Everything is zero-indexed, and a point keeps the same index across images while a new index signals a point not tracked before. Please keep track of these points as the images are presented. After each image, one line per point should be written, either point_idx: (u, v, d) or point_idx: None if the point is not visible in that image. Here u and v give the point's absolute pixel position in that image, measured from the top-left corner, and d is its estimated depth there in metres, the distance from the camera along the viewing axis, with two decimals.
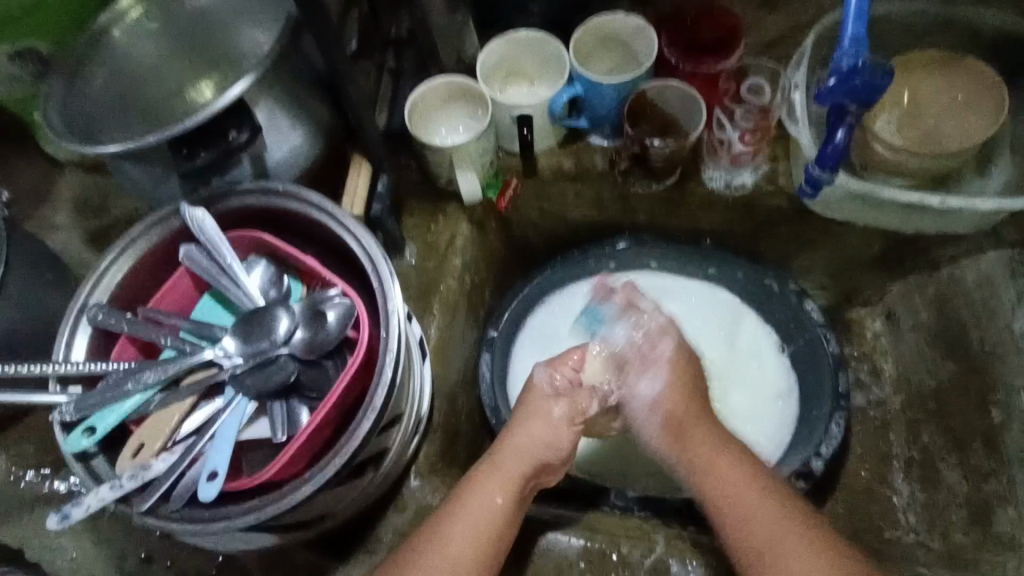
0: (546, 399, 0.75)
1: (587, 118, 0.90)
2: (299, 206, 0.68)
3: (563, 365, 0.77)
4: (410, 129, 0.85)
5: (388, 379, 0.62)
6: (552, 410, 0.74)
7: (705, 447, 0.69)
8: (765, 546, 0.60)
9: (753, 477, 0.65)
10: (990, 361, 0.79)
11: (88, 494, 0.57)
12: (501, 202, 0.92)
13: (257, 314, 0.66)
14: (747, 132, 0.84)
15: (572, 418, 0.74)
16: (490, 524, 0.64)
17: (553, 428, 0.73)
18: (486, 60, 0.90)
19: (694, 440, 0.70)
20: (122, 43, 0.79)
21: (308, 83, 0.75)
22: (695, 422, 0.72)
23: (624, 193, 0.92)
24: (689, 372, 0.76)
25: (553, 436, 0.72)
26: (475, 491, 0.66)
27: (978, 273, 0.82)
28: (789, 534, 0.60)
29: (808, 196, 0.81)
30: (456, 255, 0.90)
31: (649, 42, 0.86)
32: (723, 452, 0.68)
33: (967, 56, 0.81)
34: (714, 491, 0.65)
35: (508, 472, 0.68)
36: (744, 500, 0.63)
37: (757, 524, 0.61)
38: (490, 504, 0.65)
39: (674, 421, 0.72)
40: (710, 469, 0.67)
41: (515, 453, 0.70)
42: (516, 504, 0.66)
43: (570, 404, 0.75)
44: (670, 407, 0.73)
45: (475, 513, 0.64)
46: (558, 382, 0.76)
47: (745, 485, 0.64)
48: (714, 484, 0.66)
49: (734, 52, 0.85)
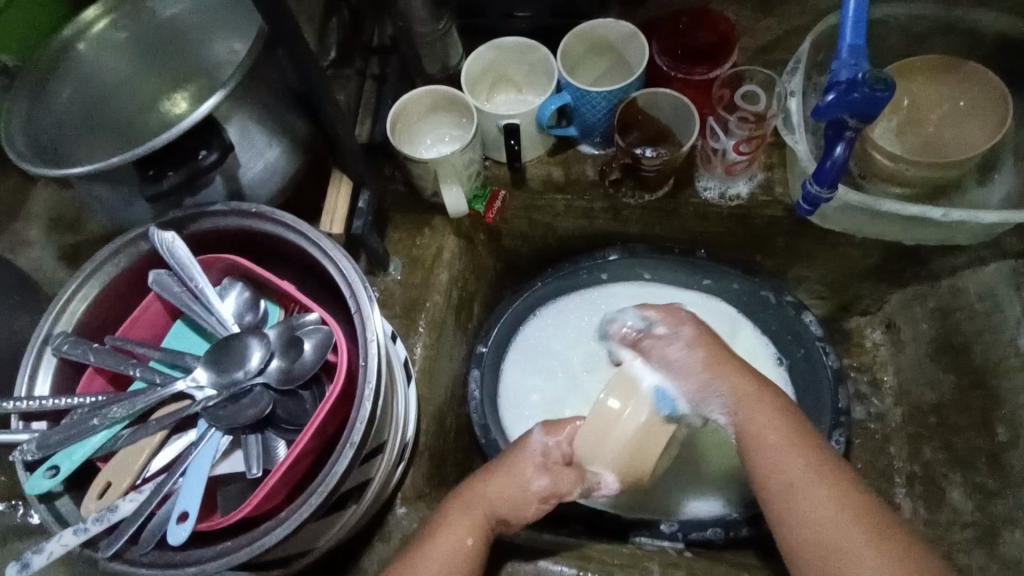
0: (522, 458, 0.65)
1: (577, 127, 0.87)
2: (274, 229, 0.65)
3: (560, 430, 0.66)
4: (392, 141, 0.82)
5: (367, 411, 0.58)
6: (532, 483, 0.64)
7: (743, 379, 0.62)
8: (788, 486, 0.56)
9: (787, 418, 0.60)
10: (994, 376, 0.76)
11: (51, 539, 0.53)
12: (488, 215, 0.90)
13: (230, 342, 0.62)
14: (742, 142, 0.81)
15: (545, 497, 0.64)
16: (458, 566, 0.60)
17: (522, 503, 0.64)
18: (471, 68, 0.86)
19: (726, 367, 0.63)
20: (89, 56, 0.75)
21: (283, 97, 0.71)
22: (727, 361, 0.63)
23: (614, 204, 0.88)
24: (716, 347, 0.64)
25: (527, 495, 0.64)
26: (442, 532, 0.62)
27: (980, 285, 0.79)
28: (815, 480, 0.56)
29: (806, 212, 0.78)
30: (442, 270, 0.87)
31: (639, 48, 0.83)
32: (761, 387, 0.62)
33: (968, 61, 0.77)
34: (747, 425, 0.60)
35: (478, 511, 0.63)
36: (772, 437, 0.59)
37: (785, 465, 0.57)
38: (460, 548, 0.61)
39: (713, 366, 0.62)
40: (746, 400, 0.61)
41: (484, 494, 0.64)
42: (487, 545, 0.62)
43: (552, 480, 0.64)
44: (698, 368, 0.62)
45: (444, 557, 0.60)
46: (550, 450, 0.65)
47: (774, 426, 0.59)
48: (748, 416, 0.61)
49: (729, 57, 0.82)
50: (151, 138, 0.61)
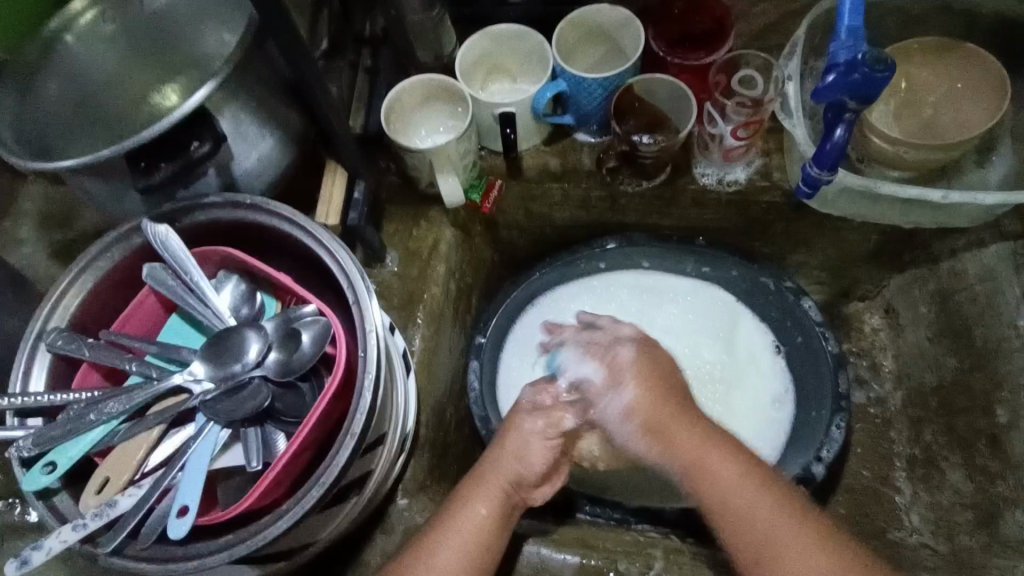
0: (522, 420, 0.68)
1: (573, 115, 0.86)
2: (269, 220, 0.64)
3: (547, 388, 0.69)
4: (387, 132, 0.81)
5: (367, 402, 0.58)
6: (526, 427, 0.67)
7: (670, 417, 0.61)
8: (766, 550, 0.55)
9: (747, 474, 0.58)
10: (994, 358, 0.76)
11: (50, 536, 0.53)
12: (484, 204, 0.89)
13: (227, 335, 0.62)
14: (739, 127, 0.80)
15: (546, 432, 0.66)
16: (477, 536, 0.62)
17: (525, 443, 0.66)
18: (465, 57, 0.85)
19: (663, 418, 0.61)
20: (77, 47, 0.75)
21: (276, 87, 0.70)
22: (666, 402, 0.62)
23: (612, 192, 0.88)
24: (657, 375, 0.64)
25: (524, 443, 0.66)
26: (458, 507, 0.63)
27: (979, 267, 0.79)
28: (792, 541, 0.55)
29: (805, 196, 0.77)
30: (440, 261, 0.86)
31: (635, 35, 0.82)
32: (706, 440, 0.60)
33: (967, 43, 0.77)
34: (708, 490, 0.59)
35: (491, 481, 0.64)
36: (735, 501, 0.57)
37: (756, 529, 0.56)
38: (474, 518, 0.62)
39: (651, 421, 0.61)
40: (697, 457, 0.59)
41: (494, 462, 0.66)
42: (502, 514, 0.64)
43: (547, 418, 0.67)
44: (644, 412, 0.62)
45: (460, 528, 0.62)
46: (539, 401, 0.69)
47: (739, 482, 0.58)
48: (711, 472, 0.59)
49: (726, 43, 0.82)
50: (141, 130, 0.60)
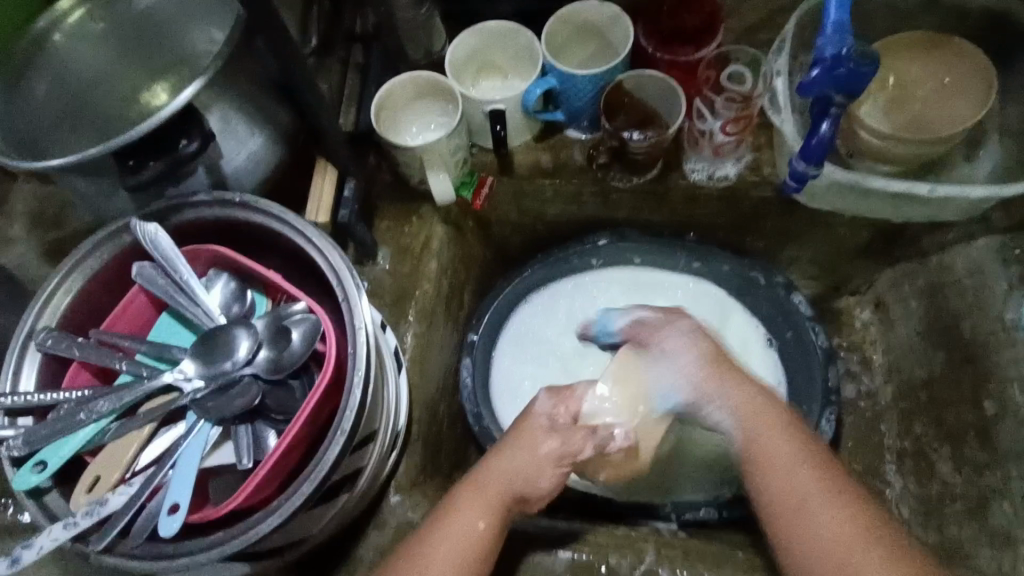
0: (536, 432, 0.67)
1: (564, 112, 0.86)
2: (259, 218, 0.64)
3: (567, 403, 0.70)
4: (377, 129, 0.81)
5: (357, 399, 0.58)
6: (540, 446, 0.66)
7: (745, 394, 0.65)
8: (799, 501, 0.58)
9: (792, 437, 0.62)
10: (982, 351, 0.76)
11: (40, 535, 0.53)
12: (476, 202, 0.89)
13: (217, 333, 0.62)
14: (729, 123, 0.81)
15: (558, 458, 0.66)
16: (473, 548, 0.60)
17: (538, 465, 0.65)
18: (455, 54, 0.86)
19: (741, 391, 0.66)
20: (66, 47, 0.74)
21: (264, 84, 0.70)
22: (738, 371, 0.68)
23: (604, 188, 0.88)
24: (715, 355, 0.69)
25: (536, 459, 0.65)
26: (453, 518, 0.61)
27: (968, 260, 0.80)
28: (827, 496, 0.57)
29: (793, 190, 0.78)
30: (431, 258, 0.86)
31: (625, 30, 0.82)
32: (763, 404, 0.65)
33: (955, 37, 0.78)
34: (756, 442, 0.62)
35: (489, 493, 0.63)
36: (779, 456, 0.60)
37: (792, 483, 0.59)
38: (471, 532, 0.60)
39: (714, 366, 0.68)
40: (752, 419, 0.64)
41: (496, 475, 0.64)
42: (498, 528, 0.62)
43: (562, 441, 0.66)
44: (699, 372, 0.68)
45: (456, 542, 0.60)
46: (556, 416, 0.69)
47: (784, 442, 0.61)
48: (758, 431, 0.63)
49: (715, 38, 0.82)
50: (129, 128, 0.60)
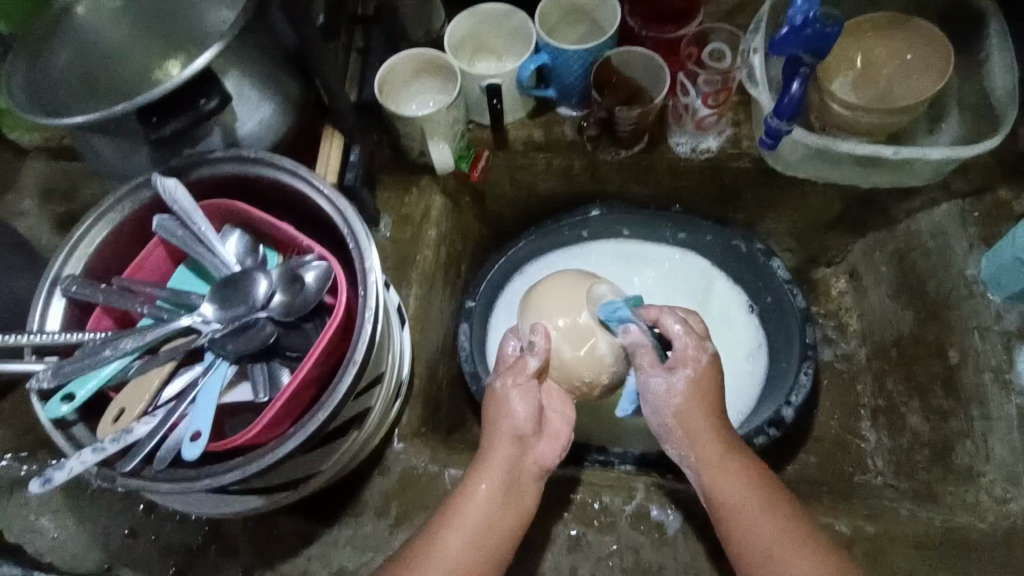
0: (505, 389, 0.70)
1: (555, 89, 0.91)
2: (274, 174, 0.69)
3: (514, 369, 0.71)
4: (381, 100, 0.87)
5: (368, 334, 0.62)
6: (512, 406, 0.69)
7: (710, 443, 0.66)
8: (766, 555, 0.60)
9: (756, 485, 0.64)
10: (946, 306, 0.82)
11: (70, 458, 0.56)
12: (473, 173, 0.93)
13: (235, 279, 0.66)
14: (709, 96, 0.86)
15: (530, 417, 0.69)
16: (490, 514, 0.64)
17: (518, 420, 0.68)
18: (453, 33, 0.91)
19: (703, 443, 0.66)
20: (87, 19, 0.78)
21: (276, 55, 0.75)
22: (706, 418, 0.67)
23: (593, 161, 0.94)
24: (702, 401, 0.67)
25: (512, 411, 0.69)
26: (463, 489, 0.65)
27: (932, 224, 0.85)
28: (796, 546, 0.59)
29: (768, 147, 0.84)
30: (431, 227, 0.91)
31: (610, 10, 0.88)
32: (728, 457, 0.65)
33: (914, 17, 0.84)
34: (718, 496, 0.64)
35: (492, 460, 0.66)
36: (748, 509, 0.62)
37: (762, 535, 0.60)
38: (476, 498, 0.64)
39: (685, 412, 0.67)
40: (715, 474, 0.65)
41: (492, 435, 0.68)
42: (504, 492, 0.65)
43: (528, 403, 0.69)
44: (682, 401, 0.67)
45: (465, 513, 0.63)
46: (509, 383, 0.71)
47: (748, 496, 0.63)
48: (723, 486, 0.64)
49: (695, 18, 0.89)
50: (152, 87, 0.64)
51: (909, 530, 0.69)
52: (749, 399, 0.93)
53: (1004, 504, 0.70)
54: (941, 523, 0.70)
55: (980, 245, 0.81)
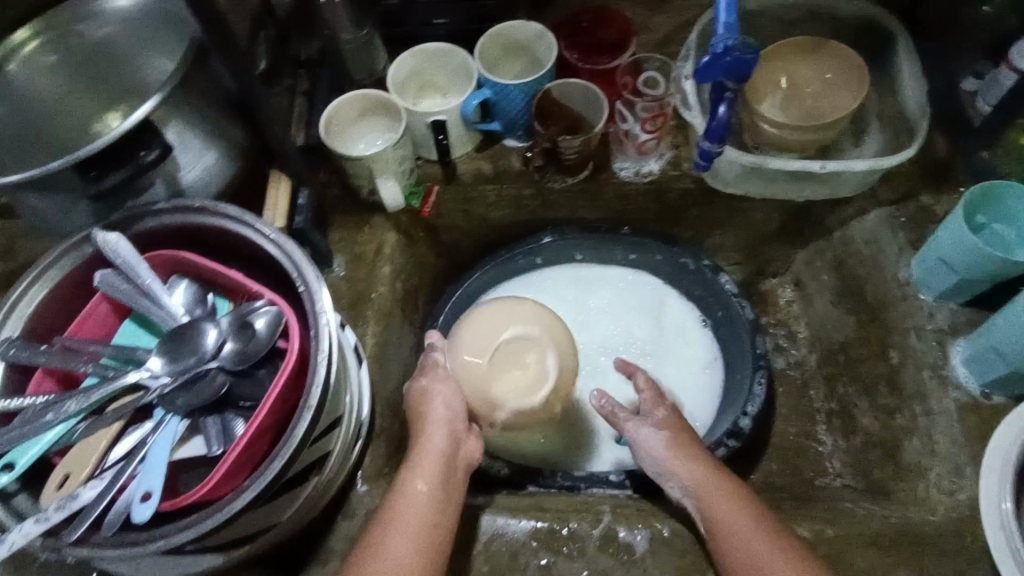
0: (430, 389, 0.72)
1: (500, 123, 0.94)
2: (222, 222, 0.68)
3: (435, 376, 0.73)
4: (326, 142, 0.87)
5: (322, 375, 0.61)
6: (435, 399, 0.71)
7: (701, 470, 0.68)
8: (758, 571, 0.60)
9: (747, 506, 0.65)
10: (884, 308, 0.86)
11: (12, 531, 0.54)
12: (424, 209, 0.95)
13: (183, 330, 0.65)
14: (647, 121, 0.91)
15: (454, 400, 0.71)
16: (427, 513, 0.63)
17: (447, 414, 0.70)
18: (396, 74, 0.92)
19: (681, 467, 0.68)
20: (22, 76, 0.76)
21: (217, 102, 0.75)
22: (694, 455, 0.69)
23: (542, 190, 0.96)
24: (688, 441, 0.71)
25: (444, 410, 0.70)
26: (399, 489, 0.65)
27: (864, 232, 0.90)
28: (782, 551, 0.61)
29: (703, 169, 0.89)
30: (385, 263, 0.91)
31: (548, 46, 0.91)
32: (719, 479, 0.67)
33: (830, 41, 0.90)
34: (711, 516, 0.65)
35: (426, 455, 0.67)
36: (738, 522, 0.63)
37: (751, 546, 0.61)
38: (415, 497, 0.64)
39: (671, 450, 0.69)
40: (708, 495, 0.66)
41: (422, 432, 0.69)
42: (442, 489, 0.65)
43: (449, 400, 0.71)
44: (669, 440, 0.70)
45: (403, 517, 0.63)
46: (445, 390, 0.72)
47: (740, 513, 0.64)
48: (710, 504, 0.65)
49: (629, 48, 0.92)
50: (90, 142, 0.65)
51: (866, 530, 0.71)
52: (710, 411, 0.95)
53: (951, 495, 0.72)
54: (897, 520, 0.72)
55: (909, 250, 0.85)
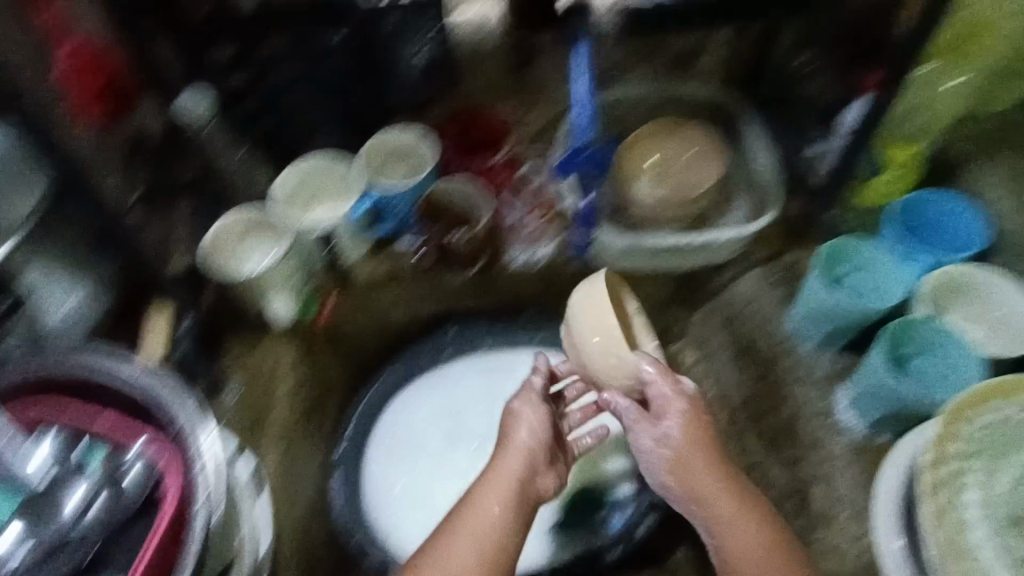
0: (522, 407, 0.70)
1: (393, 224, 0.93)
2: (94, 367, 0.66)
3: (524, 405, 0.71)
4: (208, 266, 0.87)
5: (201, 524, 0.60)
6: (518, 430, 0.68)
7: (731, 504, 0.64)
8: None
9: (772, 543, 0.63)
10: (774, 363, 0.89)
11: None
12: (322, 317, 0.95)
13: (48, 492, 0.58)
14: (533, 210, 0.96)
15: (537, 432, 0.68)
16: (497, 537, 0.63)
17: (529, 445, 0.67)
18: (280, 189, 0.91)
19: (722, 510, 0.64)
20: None
21: (84, 241, 0.78)
22: (735, 484, 0.66)
23: (438, 285, 0.98)
24: (718, 464, 0.65)
25: (524, 438, 0.68)
26: (473, 505, 0.64)
27: (744, 293, 0.94)
28: None
29: (580, 253, 0.96)
30: (282, 382, 0.92)
31: (427, 149, 0.93)
32: (753, 512, 0.64)
33: (686, 124, 0.97)
34: (730, 547, 0.63)
35: (500, 478, 0.65)
36: (758, 556, 0.63)
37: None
38: (489, 519, 0.63)
39: (693, 480, 0.65)
40: (734, 528, 0.64)
41: (506, 446, 0.68)
42: (517, 513, 0.64)
43: (531, 427, 0.68)
44: (702, 469, 0.65)
45: (472, 533, 0.62)
46: (534, 421, 0.69)
47: (762, 549, 0.63)
48: (742, 551, 0.63)
49: (502, 147, 0.98)
50: None
51: None
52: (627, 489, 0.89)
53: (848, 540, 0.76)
54: None
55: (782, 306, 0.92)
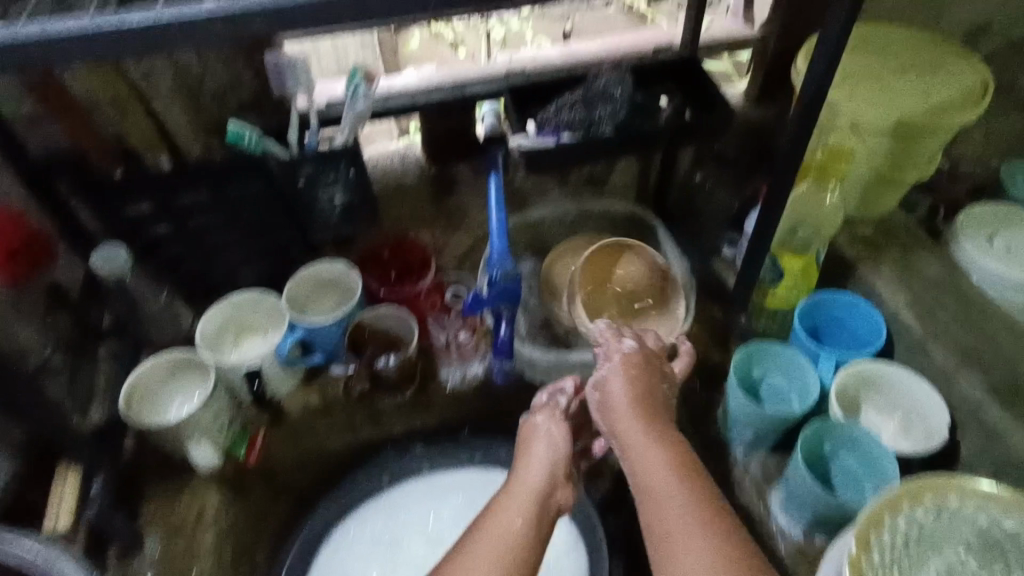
0: (535, 423, 0.74)
1: (322, 354, 0.93)
2: None
3: (541, 413, 0.75)
4: (127, 416, 0.82)
5: None
6: (537, 443, 0.71)
7: (668, 461, 0.62)
8: None
9: (696, 496, 0.58)
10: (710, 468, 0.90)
11: None
12: (250, 457, 0.90)
13: None
14: (462, 330, 0.98)
15: (554, 444, 0.70)
16: (513, 542, 0.60)
17: (545, 455, 0.69)
18: (205, 328, 0.90)
19: (630, 437, 0.65)
20: None
21: None
22: (673, 443, 0.64)
23: (374, 410, 0.97)
24: (650, 415, 0.67)
25: (545, 447, 0.70)
26: (496, 510, 0.63)
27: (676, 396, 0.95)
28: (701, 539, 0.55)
29: (501, 378, 0.96)
30: (207, 529, 0.85)
31: (354, 281, 0.94)
32: (682, 471, 0.61)
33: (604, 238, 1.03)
34: (651, 506, 0.59)
35: (520, 486, 0.66)
36: (676, 511, 0.58)
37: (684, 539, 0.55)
38: (509, 520, 0.62)
39: (625, 431, 0.66)
40: (654, 484, 0.60)
41: (523, 460, 0.69)
42: (537, 522, 0.63)
43: (550, 441, 0.71)
44: (637, 418, 0.66)
45: (491, 533, 0.60)
46: (549, 426, 0.72)
47: (683, 499, 0.58)
48: (647, 479, 0.61)
49: (428, 271, 0.98)
50: None
51: None
52: None
53: None
54: None
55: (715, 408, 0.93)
